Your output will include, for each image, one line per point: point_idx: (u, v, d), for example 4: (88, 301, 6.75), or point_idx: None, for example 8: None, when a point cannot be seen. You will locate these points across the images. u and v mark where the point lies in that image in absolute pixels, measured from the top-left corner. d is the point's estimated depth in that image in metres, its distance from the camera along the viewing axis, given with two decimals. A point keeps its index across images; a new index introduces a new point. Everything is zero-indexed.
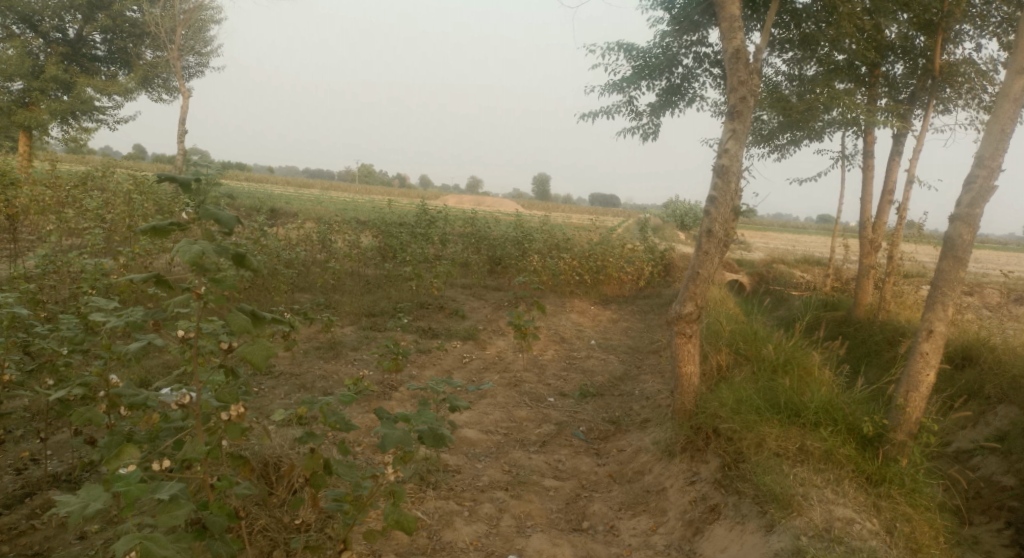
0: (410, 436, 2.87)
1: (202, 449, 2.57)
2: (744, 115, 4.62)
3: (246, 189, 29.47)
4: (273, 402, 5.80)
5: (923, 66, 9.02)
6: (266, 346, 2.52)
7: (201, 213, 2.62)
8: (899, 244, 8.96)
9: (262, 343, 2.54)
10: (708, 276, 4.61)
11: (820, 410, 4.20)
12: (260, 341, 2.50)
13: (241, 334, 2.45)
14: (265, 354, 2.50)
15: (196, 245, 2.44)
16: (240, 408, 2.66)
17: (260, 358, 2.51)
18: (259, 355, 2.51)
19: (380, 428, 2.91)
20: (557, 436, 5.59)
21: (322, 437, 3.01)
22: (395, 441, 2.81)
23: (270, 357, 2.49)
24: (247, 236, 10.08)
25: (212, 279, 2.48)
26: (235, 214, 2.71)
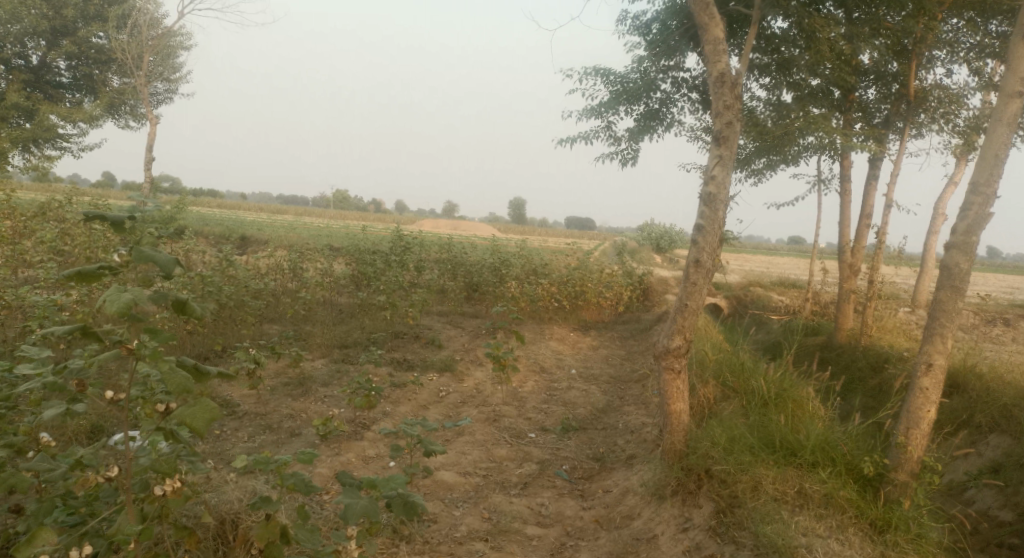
0: (375, 506, 2.84)
1: (134, 529, 2.39)
2: (730, 140, 4.45)
3: (217, 215, 28.89)
4: (236, 446, 5.44)
5: (897, 92, 9.08)
6: (206, 407, 2.40)
7: (134, 254, 2.54)
8: (879, 267, 8.87)
9: (202, 404, 2.41)
10: (697, 308, 4.40)
11: (817, 450, 3.98)
12: (200, 402, 2.37)
13: (180, 395, 2.33)
14: (205, 417, 2.38)
15: (126, 293, 2.34)
16: (177, 483, 2.48)
17: (201, 421, 2.38)
18: (200, 418, 2.38)
19: (343, 497, 2.89)
20: (540, 476, 5.29)
21: (278, 502, 2.82)
22: (359, 513, 2.78)
23: (211, 419, 2.36)
24: (215, 266, 9.70)
25: (147, 329, 2.40)
26: (173, 256, 2.62)
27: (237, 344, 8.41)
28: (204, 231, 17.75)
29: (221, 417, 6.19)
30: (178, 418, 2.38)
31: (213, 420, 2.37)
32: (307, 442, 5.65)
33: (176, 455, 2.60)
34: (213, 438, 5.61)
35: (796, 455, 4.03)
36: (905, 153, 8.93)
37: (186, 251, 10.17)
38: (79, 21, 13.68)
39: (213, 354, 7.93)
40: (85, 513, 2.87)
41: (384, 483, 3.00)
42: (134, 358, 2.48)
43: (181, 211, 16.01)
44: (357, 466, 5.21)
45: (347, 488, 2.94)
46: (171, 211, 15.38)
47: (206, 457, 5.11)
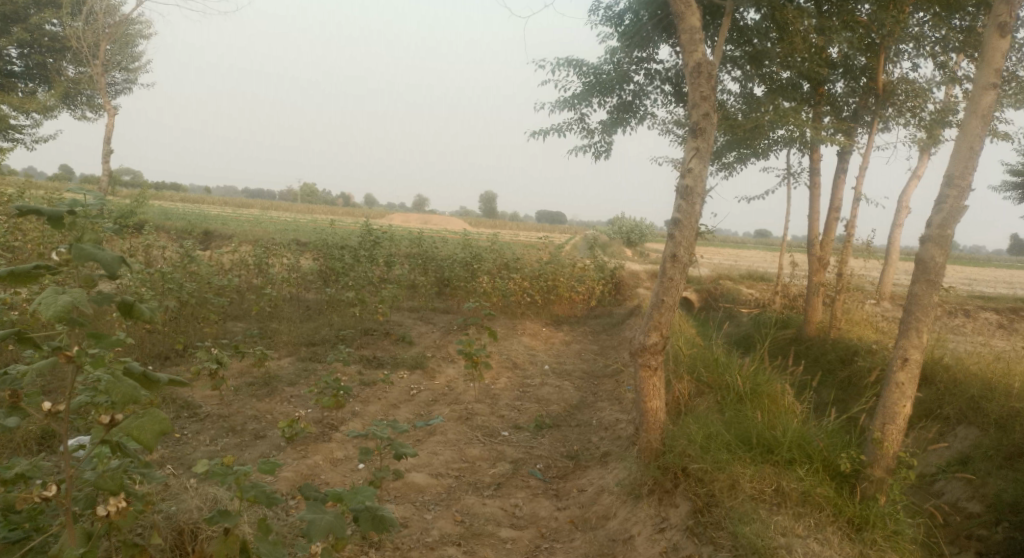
0: (341, 522, 2.68)
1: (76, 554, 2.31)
2: (707, 132, 4.37)
3: (180, 209, 28.16)
4: (197, 449, 5.23)
5: (864, 86, 9.15)
6: (155, 418, 2.30)
7: (74, 253, 2.38)
8: (848, 260, 8.93)
9: (150, 415, 2.32)
10: (673, 303, 4.32)
11: (794, 446, 3.94)
12: (149, 413, 2.28)
13: (126, 405, 2.23)
14: (154, 429, 2.28)
15: (64, 295, 2.19)
16: (122, 502, 2.39)
17: (149, 433, 2.28)
18: (148, 429, 2.28)
19: (308, 513, 2.73)
20: (513, 476, 5.19)
21: (238, 515, 2.69)
22: (324, 528, 2.63)
23: (160, 431, 2.26)
24: (176, 262, 9.39)
25: (89, 334, 2.26)
26: (117, 253, 2.47)
27: (200, 343, 8.15)
28: (166, 225, 17.27)
29: (183, 420, 5.96)
30: (125, 430, 2.28)
31: (163, 432, 2.28)
32: (273, 444, 5.46)
33: (122, 470, 2.48)
34: (174, 441, 5.39)
35: (773, 452, 3.98)
36: (872, 147, 9.01)
37: (146, 246, 9.82)
38: (31, 7, 13.14)
39: (174, 353, 7.66)
40: (28, 529, 2.68)
41: (348, 495, 2.89)
42: (75, 367, 2.33)
43: (142, 205, 15.53)
44: (325, 469, 5.04)
45: (310, 502, 2.82)
46: (131, 205, 14.91)
47: (165, 462, 4.90)
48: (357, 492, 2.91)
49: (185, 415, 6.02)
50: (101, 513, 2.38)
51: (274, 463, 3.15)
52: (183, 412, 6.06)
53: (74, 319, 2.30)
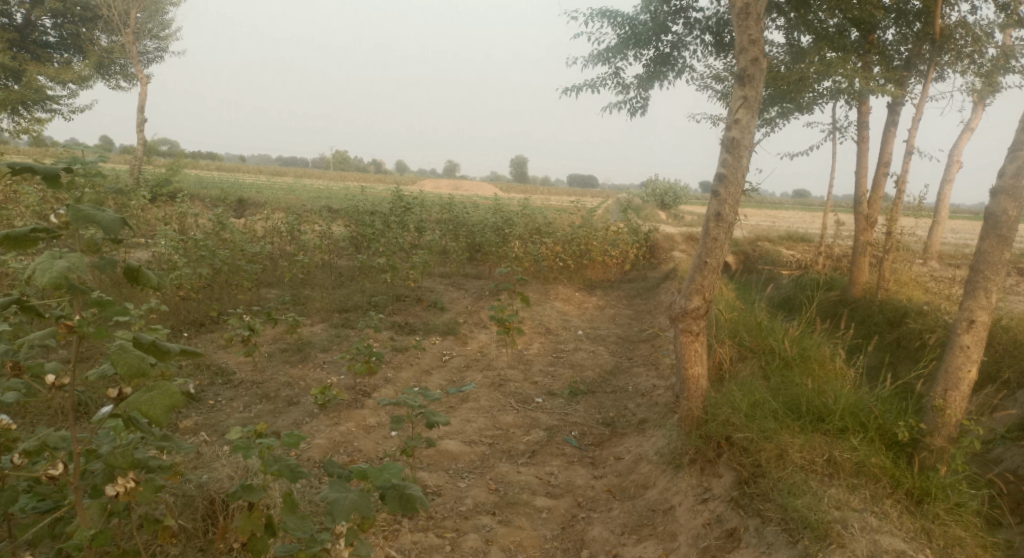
0: (367, 501, 2.58)
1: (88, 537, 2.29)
2: (755, 79, 4.08)
3: (214, 177, 28.39)
4: (231, 416, 5.22)
5: (920, 31, 8.55)
6: (165, 394, 2.21)
7: (72, 215, 2.30)
8: (897, 218, 8.49)
9: (160, 389, 2.24)
10: (717, 265, 4.09)
11: (847, 414, 3.72)
12: (158, 387, 2.20)
13: (134, 379, 2.16)
14: (164, 404, 2.20)
15: (61, 260, 2.11)
16: (132, 482, 2.34)
17: (159, 408, 2.20)
18: (159, 404, 2.21)
19: (331, 491, 2.63)
20: (548, 443, 5.07)
21: (262, 490, 2.61)
22: (347, 507, 2.52)
23: (170, 407, 2.18)
24: (209, 230, 9.40)
25: (90, 300, 2.19)
26: (118, 214, 2.38)
27: (235, 310, 8.17)
28: (200, 194, 17.38)
29: (217, 386, 5.96)
30: (135, 406, 2.20)
31: (174, 407, 2.20)
32: (306, 411, 5.43)
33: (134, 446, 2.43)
34: (208, 408, 5.38)
35: (824, 421, 3.77)
36: (927, 97, 8.49)
37: (180, 214, 9.85)
38: None
39: (209, 320, 7.69)
40: (58, 499, 2.62)
41: (374, 473, 2.73)
42: (77, 337, 2.25)
43: (176, 174, 15.61)
44: (358, 437, 4.99)
45: (333, 480, 2.71)
46: (167, 174, 15.02)
47: (200, 429, 4.90)
48: (383, 468, 2.73)
49: (219, 382, 6.03)
50: (111, 493, 2.33)
51: (298, 438, 2.99)
52: (217, 379, 6.07)
53: (75, 287, 2.22)
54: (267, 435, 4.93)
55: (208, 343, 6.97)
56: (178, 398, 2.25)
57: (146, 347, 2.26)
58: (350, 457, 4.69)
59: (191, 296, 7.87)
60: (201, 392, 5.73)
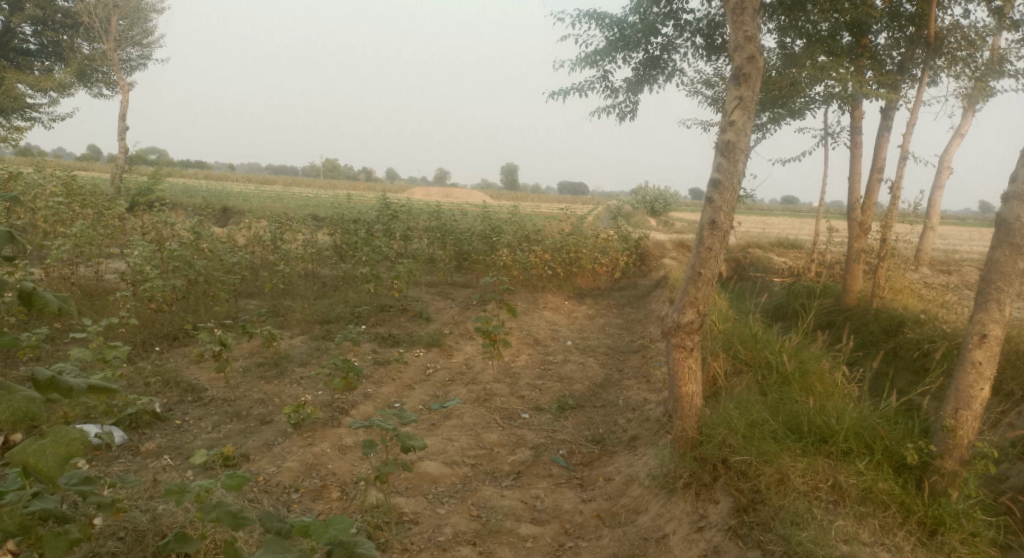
0: None
1: None
2: (752, 79, 3.85)
3: (199, 185, 28.01)
4: (198, 438, 4.94)
5: (913, 35, 8.37)
6: (60, 442, 2.08)
7: None
8: (892, 224, 8.29)
9: (56, 438, 2.10)
10: (712, 276, 3.85)
11: (852, 434, 3.49)
12: (51, 435, 2.07)
13: (23, 425, 2.03)
14: (57, 453, 2.06)
15: None
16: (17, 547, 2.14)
17: (51, 459, 2.06)
18: (50, 455, 2.06)
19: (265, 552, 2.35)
20: (534, 463, 4.80)
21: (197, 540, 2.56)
22: None
23: (64, 456, 2.05)
24: (186, 239, 9.11)
25: None
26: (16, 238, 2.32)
27: (211, 323, 7.87)
28: (183, 203, 17.04)
29: (186, 404, 5.67)
30: (23, 457, 2.05)
31: (67, 456, 2.06)
32: (279, 431, 5.15)
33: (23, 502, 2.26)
34: (174, 428, 5.09)
35: (828, 442, 3.53)
36: (921, 101, 8.31)
37: (157, 224, 9.55)
38: None
39: (183, 333, 7.40)
40: None
41: (318, 529, 2.50)
42: None
43: (158, 182, 15.28)
44: (333, 458, 4.71)
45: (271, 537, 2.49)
46: (149, 182, 14.71)
47: (163, 453, 4.62)
48: (328, 524, 2.52)
49: (189, 400, 5.74)
50: None
51: (239, 478, 2.97)
52: (187, 397, 5.77)
53: None
54: (236, 458, 4.65)
55: (180, 359, 6.67)
56: (76, 446, 2.11)
57: (45, 387, 2.16)
58: (323, 481, 4.41)
59: (165, 309, 7.56)
60: (168, 411, 5.44)
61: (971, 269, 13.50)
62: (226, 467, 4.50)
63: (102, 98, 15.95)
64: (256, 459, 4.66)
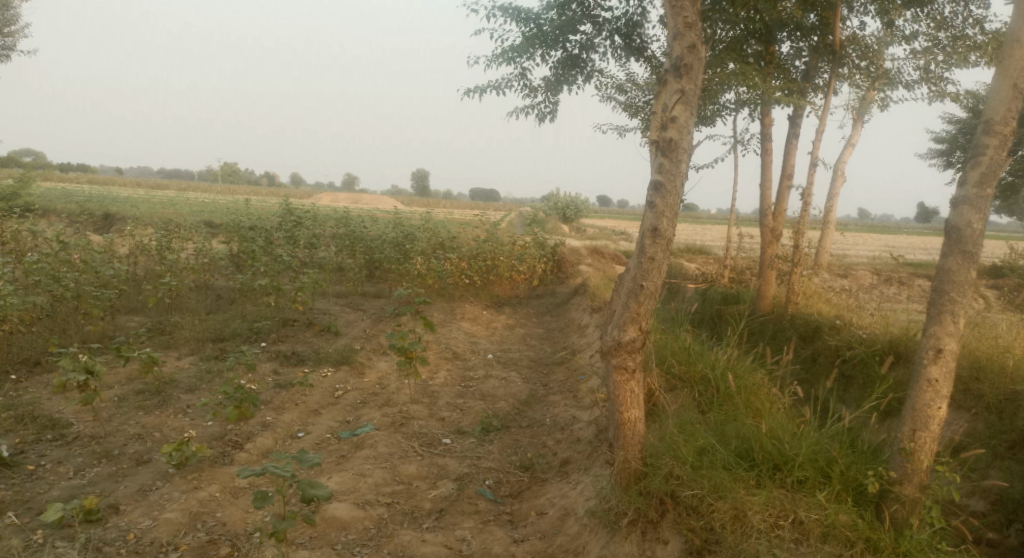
0: None
1: None
2: (694, 70, 3.54)
3: (77, 190, 25.75)
4: (55, 486, 4.13)
5: (817, 44, 8.42)
6: None
7: None
8: (804, 231, 8.31)
9: None
10: (654, 290, 3.50)
11: (807, 461, 3.22)
12: None
13: None
14: None
15: None
16: None
17: None
18: None
19: None
20: (457, 498, 4.30)
21: None
22: None
23: None
24: (52, 251, 8.04)
25: None
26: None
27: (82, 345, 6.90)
28: (58, 208, 15.44)
29: (44, 444, 4.79)
30: None
31: None
32: (157, 473, 4.40)
33: None
34: (25, 477, 4.24)
35: (782, 470, 3.25)
36: (828, 109, 8.42)
37: (17, 232, 8.38)
38: None
39: (47, 358, 6.41)
40: None
41: None
42: None
43: (27, 187, 13.72)
44: (222, 505, 4.04)
45: None
46: (15, 186, 13.21)
47: (7, 510, 3.81)
48: None
49: (48, 439, 4.86)
50: None
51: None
52: (46, 435, 4.89)
53: None
54: (103, 511, 3.88)
55: (41, 390, 5.74)
56: None
57: None
58: (209, 535, 3.74)
59: (22, 331, 6.53)
60: (19, 454, 4.56)
61: (866, 272, 14.09)
62: (89, 524, 3.74)
63: None
64: (127, 510, 3.91)
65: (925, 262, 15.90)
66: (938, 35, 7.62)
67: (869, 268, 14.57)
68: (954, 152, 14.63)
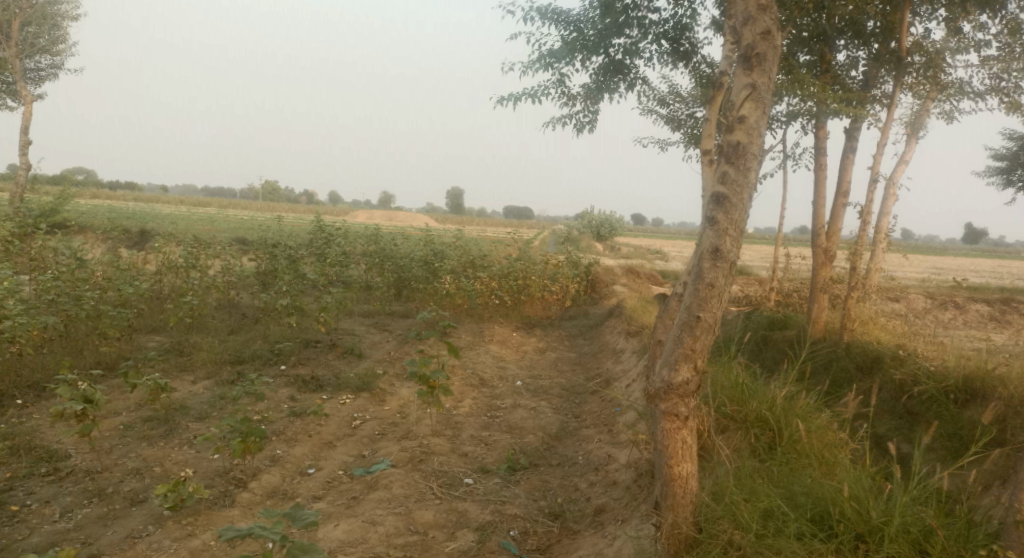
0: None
1: None
2: (766, 61, 3.09)
3: (116, 206, 26.15)
4: (37, 532, 3.77)
5: (878, 52, 7.80)
6: None
7: None
8: (862, 251, 7.62)
9: None
10: (713, 322, 2.99)
11: (899, 533, 2.66)
12: None
13: None
14: None
15: None
16: None
17: None
18: None
19: None
20: (478, 552, 3.80)
21: None
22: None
23: None
24: (74, 267, 7.83)
25: None
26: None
27: (95, 367, 6.62)
28: (94, 224, 15.50)
29: (36, 478, 4.44)
30: None
31: None
32: (150, 515, 4.00)
33: None
34: (7, 519, 3.89)
35: (868, 543, 2.70)
36: (890, 122, 7.77)
37: (42, 250, 8.23)
38: None
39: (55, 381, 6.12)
40: None
41: None
42: None
43: (65, 203, 13.79)
44: (216, 555, 3.60)
45: None
46: (53, 201, 13.28)
47: None
48: None
49: (41, 473, 4.50)
50: None
51: None
52: (40, 468, 4.54)
53: None
54: None
55: (45, 417, 5.44)
56: None
57: None
58: None
59: (33, 352, 6.26)
60: (7, 490, 4.21)
61: (919, 297, 13.26)
62: None
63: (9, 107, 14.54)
64: None
65: (982, 286, 14.95)
66: (1012, 42, 6.96)
67: (922, 291, 13.71)
68: (1015, 170, 13.73)
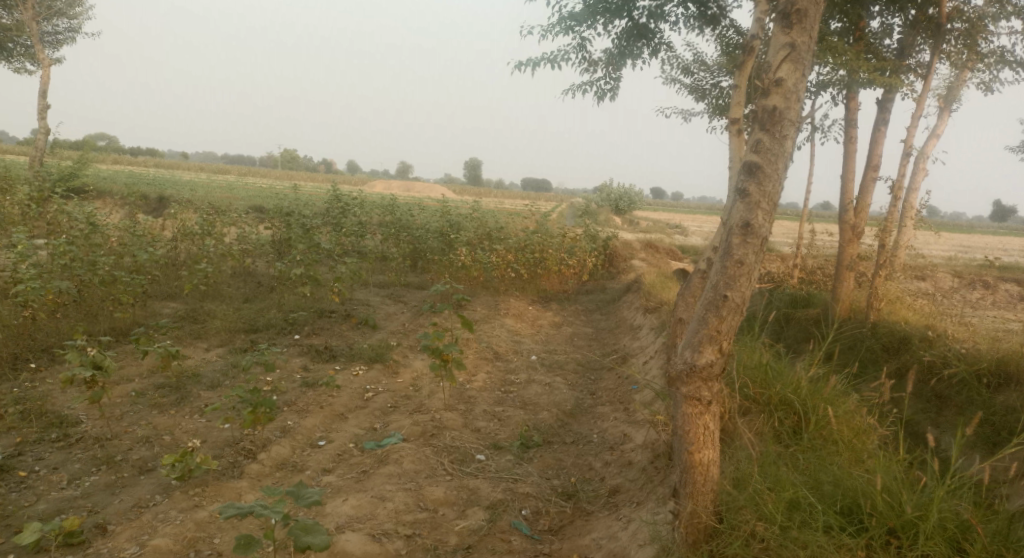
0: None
1: None
2: (807, 18, 2.87)
3: (135, 172, 26.20)
4: (45, 499, 3.72)
5: (915, 18, 7.42)
6: None
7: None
8: (892, 228, 7.35)
9: None
10: (740, 302, 2.82)
11: (937, 530, 2.50)
12: None
13: None
14: None
15: None
16: None
17: None
18: None
19: None
20: (488, 532, 3.70)
21: None
22: None
23: None
24: (88, 232, 7.78)
25: None
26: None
27: (109, 333, 6.59)
28: (113, 190, 15.50)
29: (46, 444, 4.40)
30: None
31: None
32: (158, 485, 3.95)
33: None
34: (15, 486, 3.85)
35: (901, 538, 2.55)
36: (926, 92, 7.42)
37: (57, 214, 8.19)
38: None
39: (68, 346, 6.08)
40: None
41: None
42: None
43: (83, 168, 13.77)
44: (222, 529, 3.53)
45: None
46: (71, 166, 13.26)
47: None
48: None
49: (51, 439, 4.47)
50: None
51: None
52: (50, 434, 4.51)
53: None
54: (88, 532, 3.44)
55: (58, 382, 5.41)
56: None
57: None
58: None
59: (46, 317, 6.23)
60: (16, 456, 4.18)
61: (947, 276, 12.88)
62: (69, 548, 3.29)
63: (27, 71, 14.51)
64: (115, 532, 3.46)
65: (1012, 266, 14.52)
66: None
67: (950, 271, 13.32)
68: None
